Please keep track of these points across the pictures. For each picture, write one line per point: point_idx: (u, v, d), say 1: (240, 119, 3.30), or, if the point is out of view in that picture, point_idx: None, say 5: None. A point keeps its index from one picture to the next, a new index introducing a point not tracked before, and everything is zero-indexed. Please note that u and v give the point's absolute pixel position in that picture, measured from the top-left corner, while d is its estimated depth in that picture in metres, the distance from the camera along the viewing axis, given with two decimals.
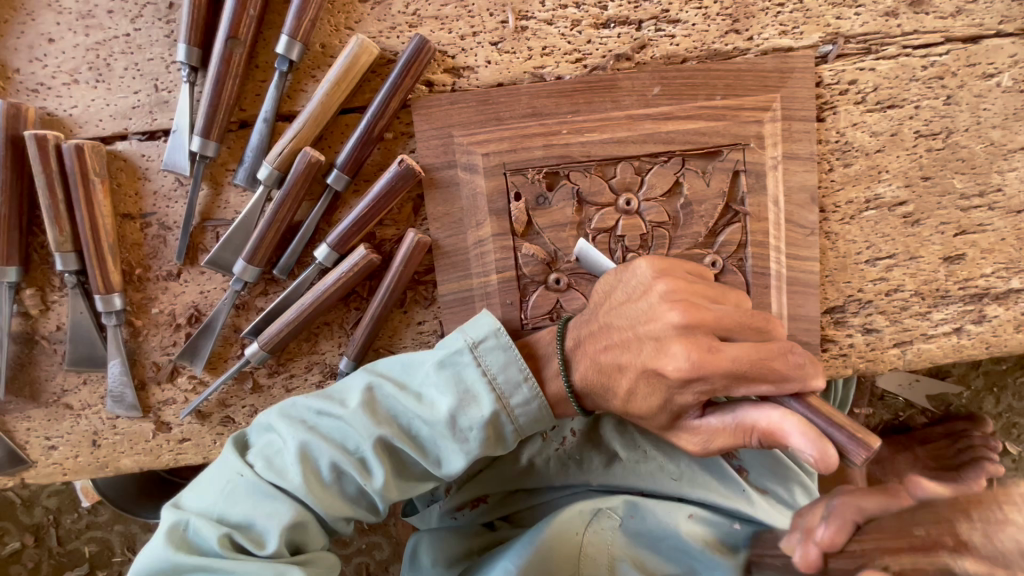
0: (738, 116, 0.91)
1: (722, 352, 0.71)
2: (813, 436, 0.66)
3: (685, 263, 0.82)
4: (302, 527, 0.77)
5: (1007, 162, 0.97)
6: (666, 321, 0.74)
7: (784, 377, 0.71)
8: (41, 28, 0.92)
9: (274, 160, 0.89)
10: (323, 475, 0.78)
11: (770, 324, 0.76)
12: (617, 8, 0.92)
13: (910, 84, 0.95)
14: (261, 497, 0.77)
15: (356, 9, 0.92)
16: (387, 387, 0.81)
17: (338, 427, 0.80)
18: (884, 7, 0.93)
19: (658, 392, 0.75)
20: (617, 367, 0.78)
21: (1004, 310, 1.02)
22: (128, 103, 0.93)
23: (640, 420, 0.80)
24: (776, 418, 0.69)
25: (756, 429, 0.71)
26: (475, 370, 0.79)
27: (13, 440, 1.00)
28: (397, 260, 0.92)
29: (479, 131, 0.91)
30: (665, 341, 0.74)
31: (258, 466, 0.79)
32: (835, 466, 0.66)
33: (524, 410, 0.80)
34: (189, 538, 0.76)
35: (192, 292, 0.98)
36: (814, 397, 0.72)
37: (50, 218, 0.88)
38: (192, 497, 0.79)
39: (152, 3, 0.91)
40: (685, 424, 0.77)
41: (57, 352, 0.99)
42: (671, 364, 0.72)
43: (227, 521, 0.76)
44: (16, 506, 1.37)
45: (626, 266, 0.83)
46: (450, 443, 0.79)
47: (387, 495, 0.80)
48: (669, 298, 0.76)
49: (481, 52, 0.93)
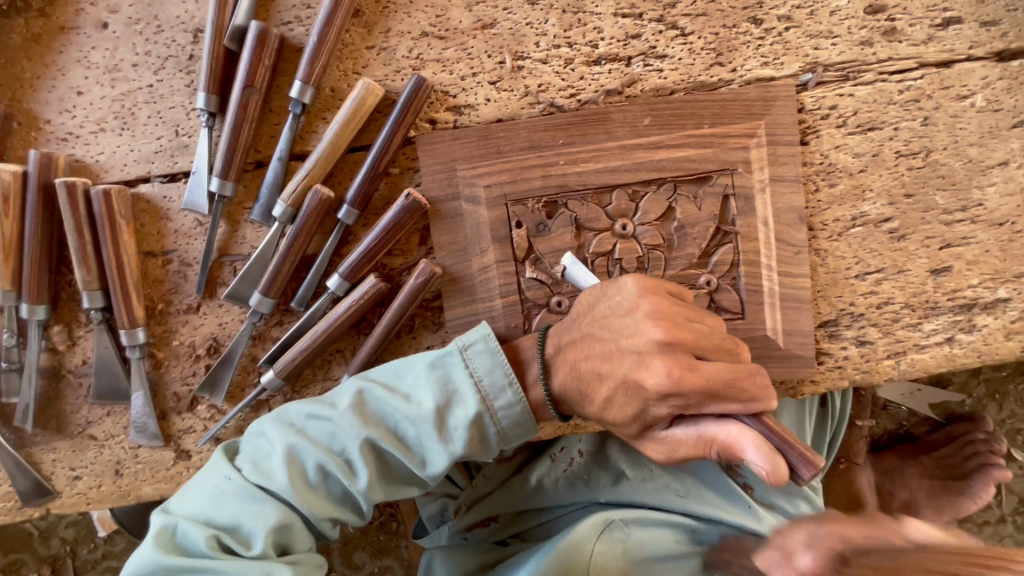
0: (725, 143, 0.96)
1: (700, 370, 0.77)
2: (765, 451, 0.72)
3: (669, 283, 0.86)
4: (288, 528, 0.81)
5: (986, 177, 1.02)
6: (649, 336, 0.78)
7: (752, 397, 0.77)
8: (71, 82, 0.99)
9: (288, 198, 0.95)
10: (310, 477, 0.82)
11: (738, 347, 0.82)
12: (607, 46, 0.98)
13: (888, 107, 1.00)
14: (247, 500, 0.80)
15: (363, 55, 0.98)
16: (375, 390, 0.84)
17: (325, 430, 0.83)
18: (859, 37, 0.99)
19: (634, 401, 0.80)
20: (597, 376, 0.82)
21: (994, 319, 1.05)
22: (151, 148, 0.99)
23: (615, 428, 0.85)
24: (735, 433, 0.75)
25: (716, 442, 0.77)
26: (463, 371, 0.83)
27: (39, 472, 1.04)
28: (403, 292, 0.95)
29: (480, 164, 0.96)
30: (646, 356, 0.78)
31: (246, 469, 0.82)
32: (784, 479, 0.71)
33: (508, 412, 0.83)
34: (177, 541, 0.80)
35: (212, 324, 1.02)
36: (769, 417, 0.77)
37: (78, 259, 0.94)
38: (182, 503, 0.83)
39: (174, 56, 0.98)
40: (654, 434, 0.82)
41: (82, 385, 1.03)
42: (651, 378, 0.77)
43: (215, 524, 0.80)
44: (33, 537, 1.40)
45: (612, 282, 0.86)
46: (433, 442, 0.82)
47: (371, 495, 0.83)
48: (653, 316, 0.80)
49: (481, 91, 0.99)
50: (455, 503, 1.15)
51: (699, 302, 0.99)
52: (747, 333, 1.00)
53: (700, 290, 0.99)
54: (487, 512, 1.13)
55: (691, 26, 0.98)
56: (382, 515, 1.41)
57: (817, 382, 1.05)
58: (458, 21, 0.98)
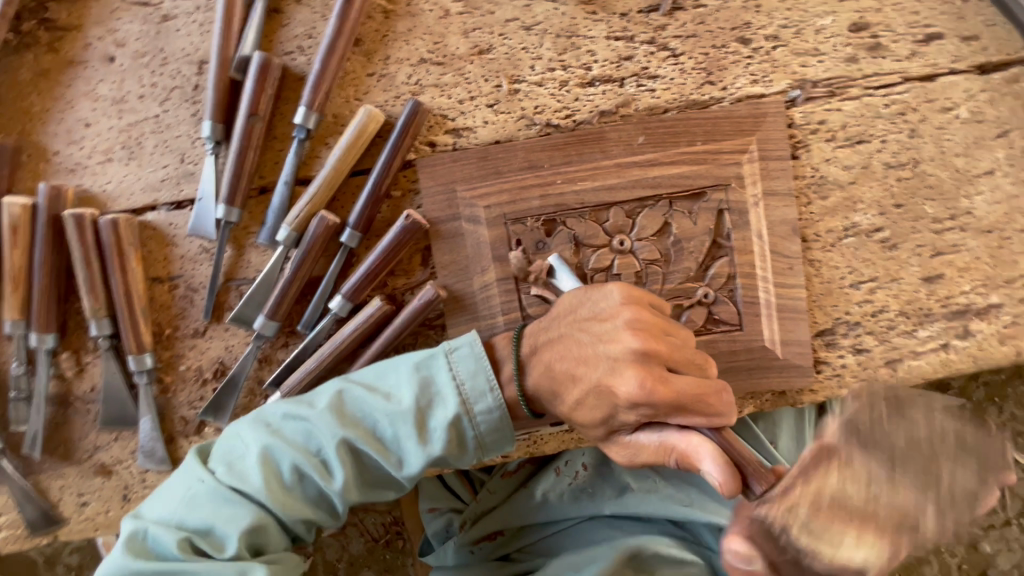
0: (717, 159, 0.99)
1: (671, 383, 0.78)
2: (719, 463, 0.74)
3: (653, 296, 0.88)
4: (261, 530, 0.82)
5: (974, 186, 1.04)
6: (626, 344, 0.81)
7: (717, 412, 0.79)
8: (79, 114, 1.01)
9: (291, 222, 0.96)
10: (285, 478, 0.84)
11: (707, 362, 0.84)
12: (601, 69, 1.01)
13: (876, 121, 1.03)
14: (220, 503, 0.82)
15: (364, 82, 1.01)
16: (355, 391, 0.86)
17: (303, 430, 0.85)
18: (845, 54, 1.02)
19: (604, 405, 0.82)
20: (571, 378, 0.83)
21: (987, 325, 1.06)
22: (157, 177, 1.01)
23: (583, 431, 0.86)
24: (694, 443, 0.77)
25: (675, 451, 0.79)
26: (446, 374, 0.85)
27: (46, 500, 1.04)
28: (405, 313, 0.97)
29: (480, 185, 0.99)
30: (620, 363, 0.80)
31: (221, 471, 0.84)
32: (737, 490, 0.73)
33: (486, 417, 0.84)
34: (147, 546, 0.82)
35: (218, 347, 1.04)
36: (729, 432, 0.80)
37: (86, 288, 0.95)
38: (155, 507, 0.85)
39: (179, 87, 1.01)
40: (619, 438, 0.84)
41: (90, 411, 1.04)
42: (622, 385, 0.79)
43: (186, 526, 0.82)
44: (39, 564, 1.40)
45: (599, 287, 0.88)
46: (411, 443, 0.83)
47: (347, 497, 0.85)
48: (632, 325, 0.82)
49: (479, 114, 1.02)
50: (459, 518, 1.19)
51: (697, 315, 1.00)
52: (746, 345, 1.01)
53: (698, 302, 1.00)
54: (491, 527, 1.15)
55: (682, 47, 1.01)
56: (388, 532, 1.42)
57: (816, 391, 1.07)
58: (455, 48, 1.01)
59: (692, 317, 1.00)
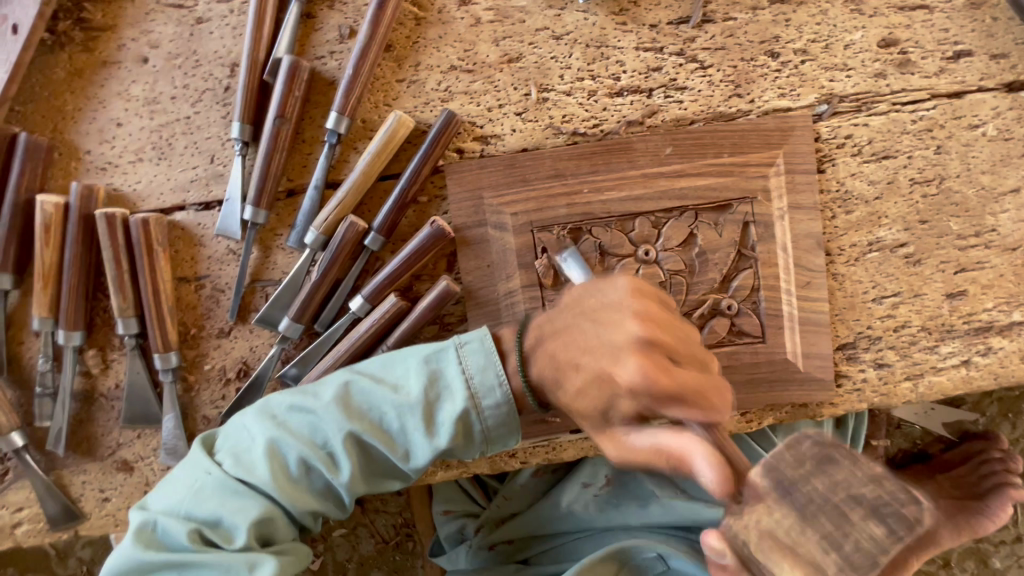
0: (744, 172, 0.99)
1: (674, 374, 0.72)
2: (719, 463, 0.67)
3: (661, 290, 0.84)
4: (270, 521, 0.84)
5: (999, 204, 1.04)
6: (628, 331, 0.75)
7: (716, 408, 0.72)
8: (111, 114, 1.02)
9: (320, 226, 0.97)
10: (292, 470, 0.84)
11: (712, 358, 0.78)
12: (629, 79, 1.02)
13: (902, 137, 1.03)
14: (228, 495, 0.83)
15: (393, 88, 1.01)
16: (361, 383, 0.86)
17: (309, 422, 0.85)
18: (873, 69, 1.02)
19: (603, 395, 0.76)
20: (572, 365, 0.79)
21: (1009, 342, 1.06)
22: (186, 177, 1.02)
23: (582, 422, 0.81)
24: (688, 441, 0.69)
25: (668, 452, 0.70)
26: (455, 368, 0.85)
27: (67, 495, 1.05)
28: (420, 306, 0.97)
29: (508, 192, 0.99)
30: (621, 351, 0.75)
31: (228, 463, 0.85)
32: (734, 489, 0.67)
33: (494, 411, 0.85)
34: (158, 538, 0.82)
35: (242, 347, 1.04)
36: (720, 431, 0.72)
37: (116, 287, 0.97)
38: (161, 498, 0.85)
39: (211, 89, 1.02)
40: (610, 432, 0.78)
41: (114, 408, 1.05)
42: (623, 374, 0.73)
43: (195, 518, 0.83)
44: (51, 558, 1.41)
45: (605, 277, 0.84)
46: (419, 434, 0.84)
47: (354, 488, 0.86)
48: (637, 313, 0.77)
49: (507, 122, 1.02)
50: (474, 522, 1.21)
51: (720, 326, 1.00)
52: (768, 357, 1.01)
53: (721, 313, 1.01)
54: (510, 533, 1.16)
55: (711, 59, 1.02)
56: (399, 534, 1.43)
57: (837, 404, 1.06)
58: (485, 55, 1.02)
59: (715, 329, 1.00)
